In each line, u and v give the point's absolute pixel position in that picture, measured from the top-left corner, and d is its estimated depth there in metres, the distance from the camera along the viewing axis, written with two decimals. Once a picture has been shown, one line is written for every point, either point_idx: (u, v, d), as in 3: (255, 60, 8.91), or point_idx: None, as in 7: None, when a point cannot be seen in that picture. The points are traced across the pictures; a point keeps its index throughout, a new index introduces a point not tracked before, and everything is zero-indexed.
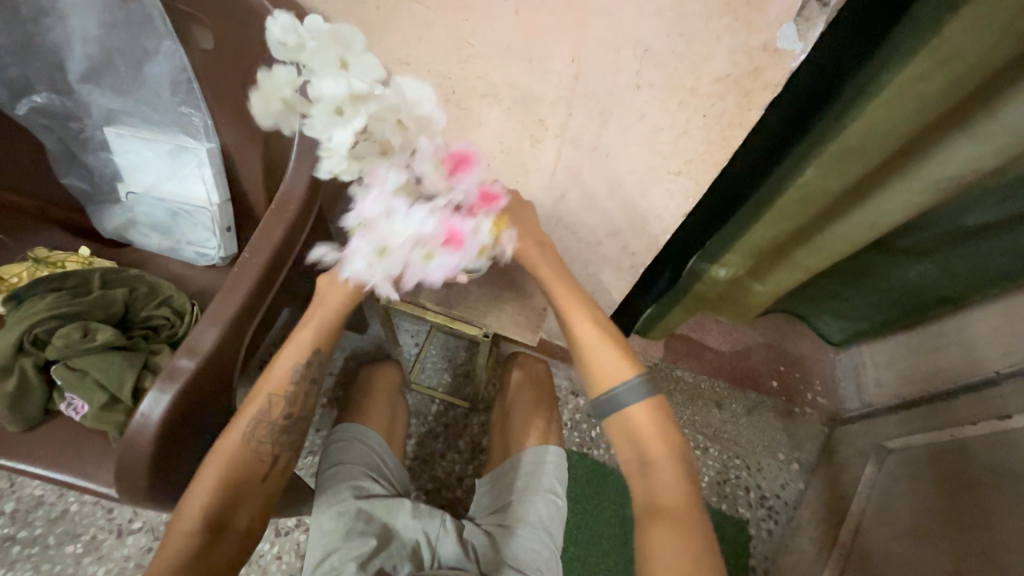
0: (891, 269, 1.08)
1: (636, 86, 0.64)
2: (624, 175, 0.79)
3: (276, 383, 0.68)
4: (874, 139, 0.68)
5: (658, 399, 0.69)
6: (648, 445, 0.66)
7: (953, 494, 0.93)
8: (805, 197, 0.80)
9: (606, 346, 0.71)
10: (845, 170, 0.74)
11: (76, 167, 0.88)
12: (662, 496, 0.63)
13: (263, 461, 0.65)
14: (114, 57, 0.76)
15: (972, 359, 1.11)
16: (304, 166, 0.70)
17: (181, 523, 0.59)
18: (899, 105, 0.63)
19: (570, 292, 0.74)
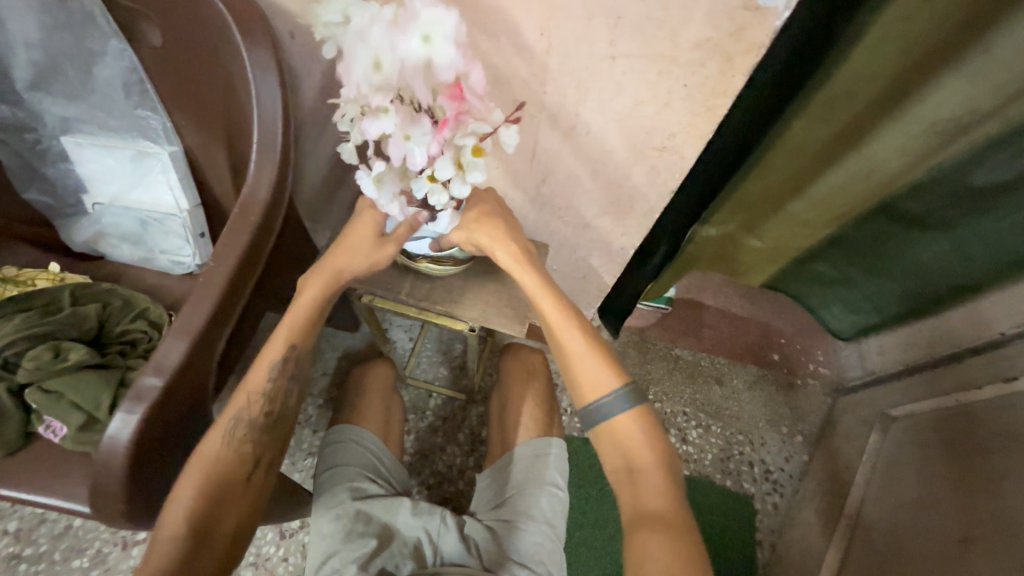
0: (902, 248, 1.03)
1: (611, 57, 0.60)
2: (606, 153, 0.75)
3: (255, 382, 0.66)
4: (860, 83, 0.70)
5: (644, 409, 0.68)
6: (637, 452, 0.65)
7: (962, 460, 0.92)
8: (794, 149, 0.83)
9: (596, 357, 0.69)
10: (832, 118, 0.77)
11: (36, 181, 0.84)
12: (649, 502, 0.62)
13: (245, 460, 0.63)
14: (60, 61, 0.72)
15: (977, 321, 1.09)
16: (269, 167, 0.67)
17: (164, 534, 0.57)
18: (884, 45, 0.65)
19: (555, 304, 0.71)
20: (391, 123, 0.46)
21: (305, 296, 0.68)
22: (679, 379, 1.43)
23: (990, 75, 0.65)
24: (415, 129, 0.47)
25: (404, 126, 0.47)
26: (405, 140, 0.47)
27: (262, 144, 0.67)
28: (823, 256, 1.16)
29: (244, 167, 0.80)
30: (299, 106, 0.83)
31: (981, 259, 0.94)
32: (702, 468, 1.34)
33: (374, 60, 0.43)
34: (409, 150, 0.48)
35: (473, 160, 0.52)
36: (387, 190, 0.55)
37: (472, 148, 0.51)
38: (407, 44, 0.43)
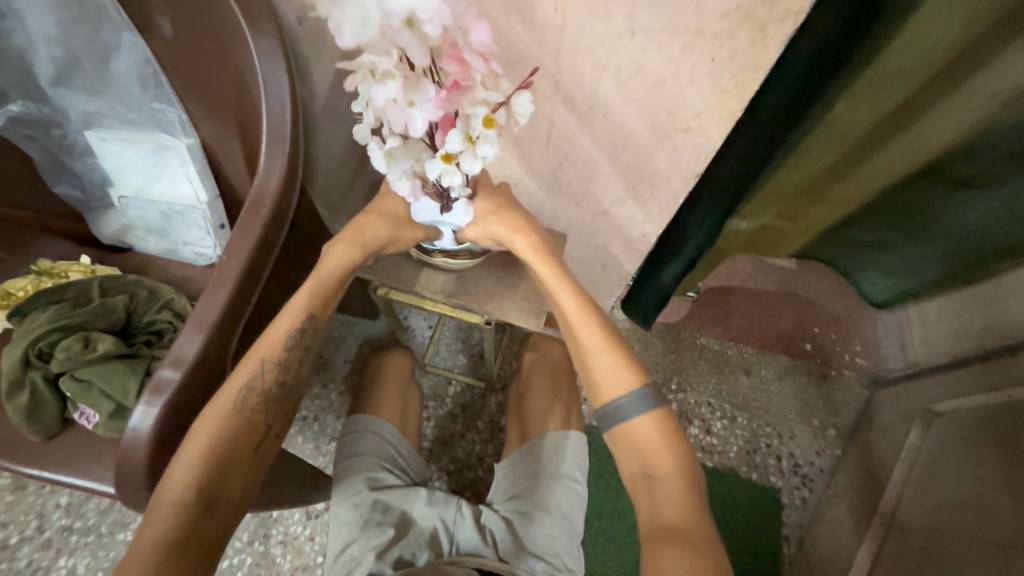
0: (946, 212, 0.96)
1: (630, 32, 0.56)
2: (627, 137, 0.71)
3: (268, 347, 0.65)
4: (913, 58, 0.63)
5: (664, 410, 0.66)
6: (655, 458, 0.63)
7: (1013, 461, 0.85)
8: (838, 133, 0.76)
9: (613, 356, 0.67)
10: (877, 97, 0.69)
11: (66, 176, 0.87)
12: (669, 512, 0.60)
13: (254, 428, 0.63)
14: (78, 56, 0.73)
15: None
16: (279, 159, 0.66)
17: (170, 489, 0.56)
18: (945, 14, 0.57)
19: (580, 303, 0.69)
20: (395, 88, 0.43)
21: (330, 265, 0.68)
22: (704, 369, 1.39)
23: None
24: (419, 95, 0.44)
25: (410, 90, 0.43)
26: (409, 105, 0.44)
27: (272, 134, 0.66)
28: (861, 220, 1.14)
29: (257, 158, 0.79)
30: (311, 95, 0.82)
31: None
32: (726, 460, 1.30)
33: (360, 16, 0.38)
34: (413, 115, 0.45)
35: (484, 132, 0.47)
36: (398, 166, 0.53)
37: (484, 117, 0.47)
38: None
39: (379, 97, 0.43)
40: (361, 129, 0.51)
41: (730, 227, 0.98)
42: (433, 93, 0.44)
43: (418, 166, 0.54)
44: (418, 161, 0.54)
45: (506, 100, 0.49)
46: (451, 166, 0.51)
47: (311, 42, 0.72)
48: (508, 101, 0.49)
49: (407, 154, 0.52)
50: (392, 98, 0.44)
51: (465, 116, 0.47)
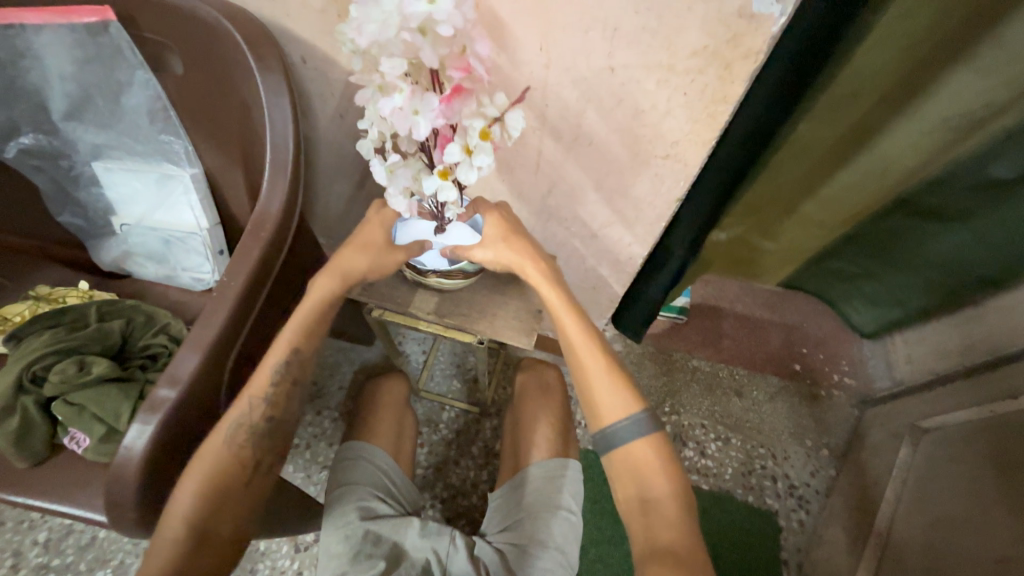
0: (923, 241, 1.01)
1: (609, 69, 0.61)
2: (611, 164, 0.75)
3: (257, 383, 0.66)
4: (862, 80, 0.74)
5: (660, 436, 0.67)
6: (652, 481, 0.64)
7: (1003, 476, 0.86)
8: (801, 146, 0.86)
9: (613, 381, 0.69)
10: (834, 115, 0.80)
11: (70, 204, 0.89)
12: (663, 535, 0.61)
13: (243, 465, 0.63)
14: (92, 92, 0.77)
15: (1016, 324, 1.03)
16: (280, 185, 0.70)
17: (168, 529, 0.57)
18: (886, 44, 0.68)
19: (581, 327, 0.71)
20: (401, 98, 0.47)
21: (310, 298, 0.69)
22: (697, 391, 1.40)
23: (997, 67, 0.66)
24: (423, 104, 0.47)
25: (414, 99, 0.47)
26: (414, 115, 0.47)
27: (274, 163, 0.69)
28: (843, 253, 1.18)
29: (258, 185, 0.83)
30: (312, 127, 0.86)
31: (1003, 253, 0.91)
32: (722, 483, 1.29)
33: (383, 20, 0.43)
34: (418, 124, 0.48)
35: (480, 143, 0.50)
36: (398, 181, 0.55)
37: (480, 129, 0.50)
38: (414, 5, 0.42)
39: (386, 107, 0.47)
40: (366, 146, 0.53)
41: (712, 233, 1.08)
42: (436, 104, 0.47)
43: (417, 185, 0.56)
44: (417, 178, 0.56)
45: (501, 118, 0.52)
46: (447, 181, 0.55)
47: (314, 79, 0.77)
48: (502, 120, 0.52)
49: (407, 169, 0.54)
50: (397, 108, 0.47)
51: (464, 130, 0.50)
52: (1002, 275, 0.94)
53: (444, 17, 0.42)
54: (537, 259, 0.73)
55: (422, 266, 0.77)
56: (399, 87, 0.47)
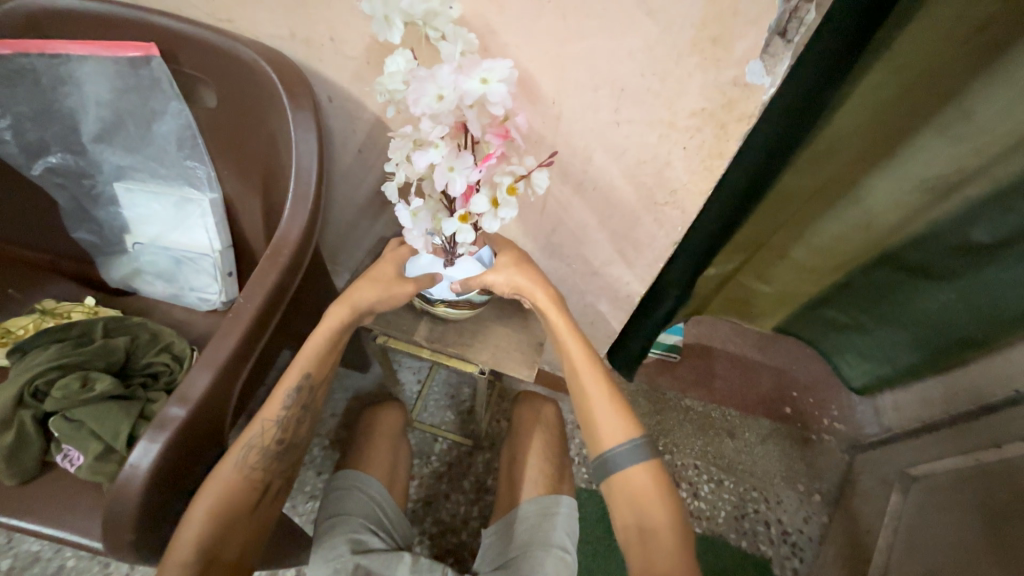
0: (909, 295, 1.08)
1: (615, 123, 0.67)
2: (613, 207, 0.80)
3: (269, 409, 0.68)
4: (841, 141, 0.81)
5: (656, 462, 0.70)
6: (649, 510, 0.67)
7: (992, 526, 0.87)
8: (786, 197, 0.93)
9: (611, 406, 0.72)
10: (817, 171, 0.87)
11: (87, 221, 0.92)
12: (662, 565, 0.63)
13: (254, 488, 0.65)
14: (125, 118, 0.81)
15: (995, 376, 1.08)
16: (301, 213, 0.73)
17: (175, 555, 0.58)
18: (859, 112, 0.76)
19: (581, 351, 0.74)
20: (439, 155, 0.52)
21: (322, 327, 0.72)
22: (690, 431, 1.40)
23: (964, 137, 0.74)
24: (458, 162, 0.52)
25: (450, 157, 0.52)
26: (449, 171, 0.52)
27: (296, 192, 0.73)
28: (833, 302, 1.23)
29: (275, 211, 0.86)
30: (332, 160, 0.91)
31: (986, 314, 0.98)
32: (716, 527, 1.28)
33: (439, 95, 0.48)
34: (452, 179, 0.53)
35: (506, 197, 0.56)
36: (420, 224, 0.60)
37: (508, 185, 0.55)
38: (468, 84, 0.48)
39: (420, 160, 0.51)
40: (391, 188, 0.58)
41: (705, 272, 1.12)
42: (471, 163, 0.52)
43: (435, 225, 0.61)
44: (436, 220, 0.60)
45: (527, 175, 0.57)
46: (466, 225, 0.59)
47: (338, 117, 0.82)
48: (529, 176, 0.57)
49: (428, 212, 0.59)
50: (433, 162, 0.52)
51: (492, 183, 0.56)
52: (989, 335, 1.01)
53: (496, 99, 0.48)
54: (545, 285, 0.76)
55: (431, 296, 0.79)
56: (436, 143, 0.52)
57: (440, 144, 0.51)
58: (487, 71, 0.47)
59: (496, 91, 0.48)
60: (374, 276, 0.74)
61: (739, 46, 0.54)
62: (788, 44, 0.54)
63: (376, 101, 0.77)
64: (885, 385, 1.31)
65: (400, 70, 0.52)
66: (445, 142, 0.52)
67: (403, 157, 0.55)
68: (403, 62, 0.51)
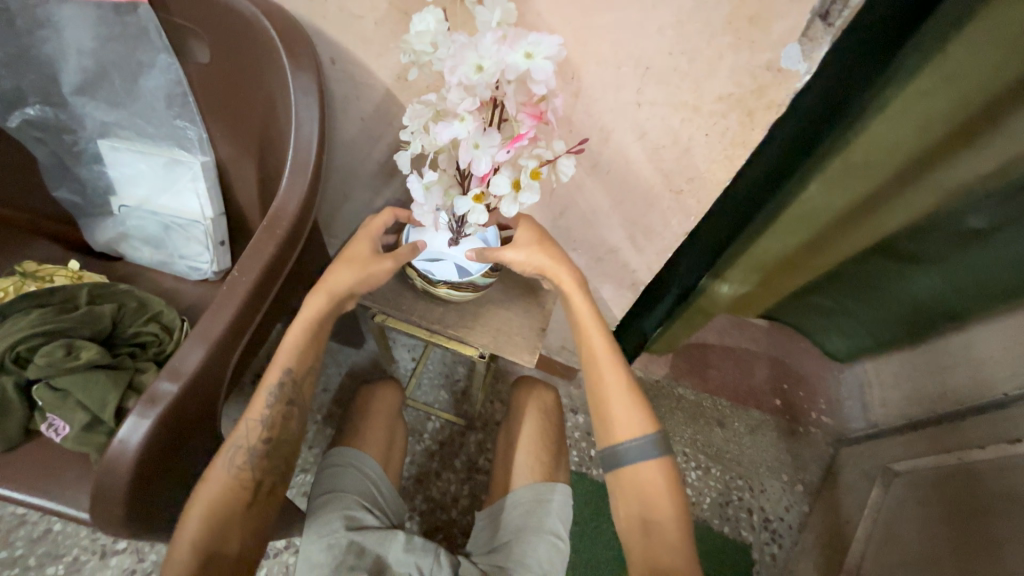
0: (895, 278, 1.09)
1: (637, 104, 0.64)
2: (626, 193, 0.78)
3: (255, 409, 0.67)
4: (876, 155, 0.70)
5: (668, 459, 0.71)
6: (656, 505, 0.68)
7: (969, 523, 0.90)
8: (810, 214, 0.81)
9: (629, 401, 0.72)
10: (846, 186, 0.75)
11: (69, 180, 0.87)
12: (664, 559, 0.64)
13: (245, 487, 0.63)
14: (109, 70, 0.75)
15: (980, 381, 1.09)
16: (300, 183, 0.69)
17: (173, 554, 0.58)
18: (902, 121, 0.65)
19: (604, 346, 0.73)
20: (465, 130, 0.50)
21: (306, 311, 0.69)
22: (681, 419, 1.42)
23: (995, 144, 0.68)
24: (485, 139, 0.51)
25: (476, 133, 0.50)
26: (474, 148, 0.51)
27: (296, 161, 0.69)
28: (824, 289, 1.26)
29: (270, 179, 0.82)
30: (332, 128, 0.86)
31: (975, 295, 0.99)
32: (700, 512, 1.31)
33: (478, 64, 0.46)
34: (477, 157, 0.52)
35: (530, 182, 0.53)
36: (432, 198, 0.59)
37: (532, 169, 0.53)
38: (511, 57, 0.46)
39: (445, 134, 0.50)
40: (404, 158, 0.57)
41: (711, 287, 1.02)
42: (498, 142, 0.51)
43: (446, 201, 0.61)
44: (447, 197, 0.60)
45: (552, 160, 0.55)
46: (480, 205, 0.57)
47: (341, 81, 0.77)
48: (554, 162, 0.55)
49: (441, 187, 0.59)
50: (457, 137, 0.51)
51: (516, 165, 0.54)
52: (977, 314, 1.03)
53: (540, 77, 0.47)
54: (573, 268, 0.74)
55: (432, 275, 0.75)
56: (461, 116, 0.50)
57: (467, 119, 0.50)
58: (533, 45, 0.46)
59: (540, 69, 0.47)
60: (355, 257, 0.71)
61: (777, 28, 0.51)
62: (829, 28, 0.50)
63: (382, 65, 0.72)
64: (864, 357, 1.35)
65: (429, 29, 0.48)
66: (472, 117, 0.51)
67: (421, 126, 0.54)
68: (432, 21, 0.48)
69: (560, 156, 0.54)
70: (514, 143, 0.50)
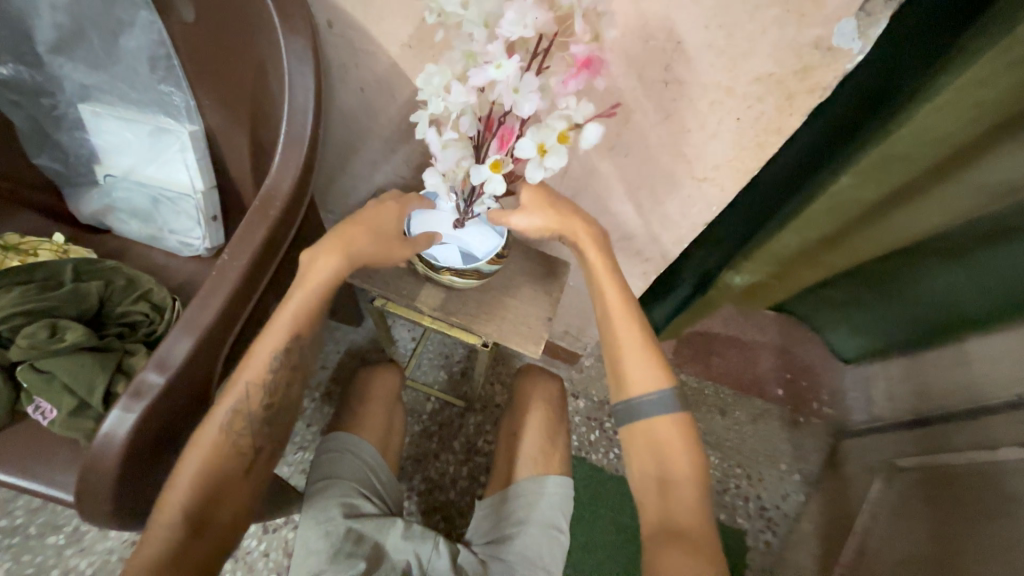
0: (917, 279, 1.08)
1: (663, 82, 0.58)
2: (644, 177, 0.72)
3: (253, 369, 0.61)
4: (917, 146, 0.64)
5: (685, 416, 0.68)
6: (671, 462, 0.65)
7: (970, 524, 0.89)
8: (840, 202, 0.76)
9: (644, 354, 0.69)
10: (882, 176, 0.70)
11: (50, 147, 0.81)
12: (680, 517, 0.61)
13: (243, 453, 0.59)
14: (86, 27, 0.69)
15: (970, 381, 1.08)
16: (294, 160, 0.64)
17: (162, 518, 0.54)
18: (953, 110, 0.58)
19: (618, 297, 0.70)
20: (504, 74, 0.44)
21: (317, 271, 0.63)
22: None
23: None
24: (525, 85, 0.45)
25: (516, 77, 0.45)
26: (513, 94, 0.45)
27: (290, 135, 0.64)
28: (839, 284, 1.27)
29: (263, 152, 0.76)
30: (329, 97, 0.80)
31: (996, 298, 0.95)
32: None
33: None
34: (516, 104, 0.46)
35: (557, 144, 0.49)
36: (450, 162, 0.53)
37: (561, 131, 0.49)
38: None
39: (481, 77, 0.44)
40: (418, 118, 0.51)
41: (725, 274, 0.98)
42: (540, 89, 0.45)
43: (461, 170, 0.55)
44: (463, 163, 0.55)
45: (578, 124, 0.50)
46: (498, 174, 0.53)
47: (339, 46, 0.71)
48: (580, 126, 0.50)
49: (458, 152, 0.53)
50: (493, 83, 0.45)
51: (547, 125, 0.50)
52: (984, 318, 1.01)
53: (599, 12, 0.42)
54: (588, 221, 0.71)
55: (436, 261, 0.72)
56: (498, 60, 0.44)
57: (507, 63, 0.44)
58: None
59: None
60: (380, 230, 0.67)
61: (832, 1, 0.45)
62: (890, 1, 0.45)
63: (384, 29, 0.66)
64: (880, 355, 1.36)
65: None
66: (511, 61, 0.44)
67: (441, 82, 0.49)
68: None
69: (587, 120, 0.49)
70: (586, 65, 0.46)
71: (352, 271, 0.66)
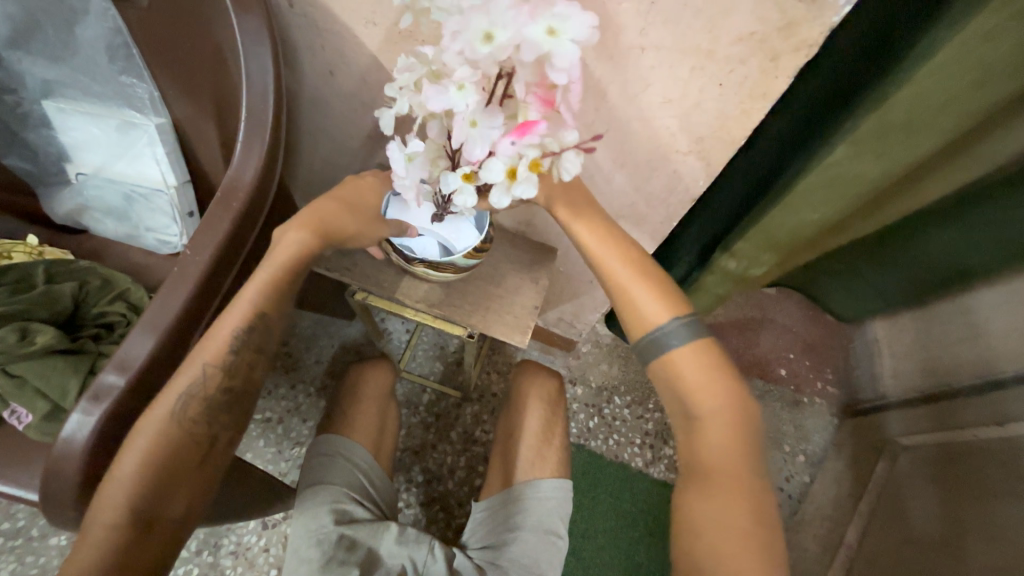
0: (918, 243, 0.98)
1: (640, 48, 0.54)
2: (626, 153, 0.69)
3: (211, 352, 0.57)
4: (922, 116, 0.55)
5: (707, 341, 0.60)
6: (697, 398, 0.57)
7: (979, 502, 0.86)
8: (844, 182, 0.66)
9: (644, 287, 0.63)
10: (883, 151, 0.61)
11: (17, 146, 0.79)
12: (710, 457, 0.55)
13: (198, 442, 0.56)
14: (39, 18, 0.66)
15: (990, 356, 1.02)
16: (258, 149, 0.62)
17: (104, 515, 0.50)
18: (956, 74, 0.51)
19: (602, 242, 0.65)
20: (464, 104, 0.43)
21: (284, 242, 0.59)
22: None
23: None
24: (485, 117, 0.43)
25: (475, 108, 0.43)
26: (471, 125, 0.43)
27: (252, 123, 0.61)
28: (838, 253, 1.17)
29: (229, 142, 0.73)
30: (298, 81, 0.77)
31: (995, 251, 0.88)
32: None
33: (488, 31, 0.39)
34: (471, 137, 0.44)
35: (528, 174, 0.46)
36: (414, 170, 0.50)
37: (532, 161, 0.45)
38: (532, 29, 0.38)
39: (436, 101, 0.43)
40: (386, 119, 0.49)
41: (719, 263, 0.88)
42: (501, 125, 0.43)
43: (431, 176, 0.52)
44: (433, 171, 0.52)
45: (556, 153, 0.47)
46: (469, 185, 0.50)
47: (300, 26, 0.67)
48: (557, 154, 0.47)
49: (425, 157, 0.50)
50: (452, 108, 0.43)
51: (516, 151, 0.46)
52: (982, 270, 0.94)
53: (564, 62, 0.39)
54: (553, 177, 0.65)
55: (413, 254, 0.71)
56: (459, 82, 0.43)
57: (466, 89, 0.42)
58: (559, 20, 0.38)
59: (564, 53, 0.39)
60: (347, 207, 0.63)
61: None
62: None
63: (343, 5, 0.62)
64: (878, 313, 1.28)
65: None
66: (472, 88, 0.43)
67: (411, 84, 0.47)
68: None
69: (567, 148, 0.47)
70: (522, 132, 0.43)
71: (325, 248, 0.61)
